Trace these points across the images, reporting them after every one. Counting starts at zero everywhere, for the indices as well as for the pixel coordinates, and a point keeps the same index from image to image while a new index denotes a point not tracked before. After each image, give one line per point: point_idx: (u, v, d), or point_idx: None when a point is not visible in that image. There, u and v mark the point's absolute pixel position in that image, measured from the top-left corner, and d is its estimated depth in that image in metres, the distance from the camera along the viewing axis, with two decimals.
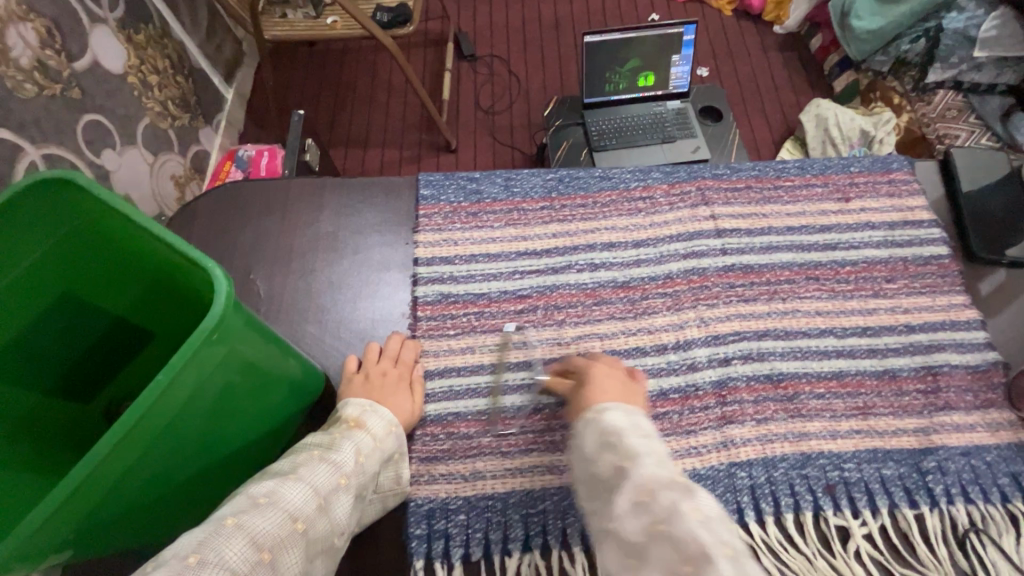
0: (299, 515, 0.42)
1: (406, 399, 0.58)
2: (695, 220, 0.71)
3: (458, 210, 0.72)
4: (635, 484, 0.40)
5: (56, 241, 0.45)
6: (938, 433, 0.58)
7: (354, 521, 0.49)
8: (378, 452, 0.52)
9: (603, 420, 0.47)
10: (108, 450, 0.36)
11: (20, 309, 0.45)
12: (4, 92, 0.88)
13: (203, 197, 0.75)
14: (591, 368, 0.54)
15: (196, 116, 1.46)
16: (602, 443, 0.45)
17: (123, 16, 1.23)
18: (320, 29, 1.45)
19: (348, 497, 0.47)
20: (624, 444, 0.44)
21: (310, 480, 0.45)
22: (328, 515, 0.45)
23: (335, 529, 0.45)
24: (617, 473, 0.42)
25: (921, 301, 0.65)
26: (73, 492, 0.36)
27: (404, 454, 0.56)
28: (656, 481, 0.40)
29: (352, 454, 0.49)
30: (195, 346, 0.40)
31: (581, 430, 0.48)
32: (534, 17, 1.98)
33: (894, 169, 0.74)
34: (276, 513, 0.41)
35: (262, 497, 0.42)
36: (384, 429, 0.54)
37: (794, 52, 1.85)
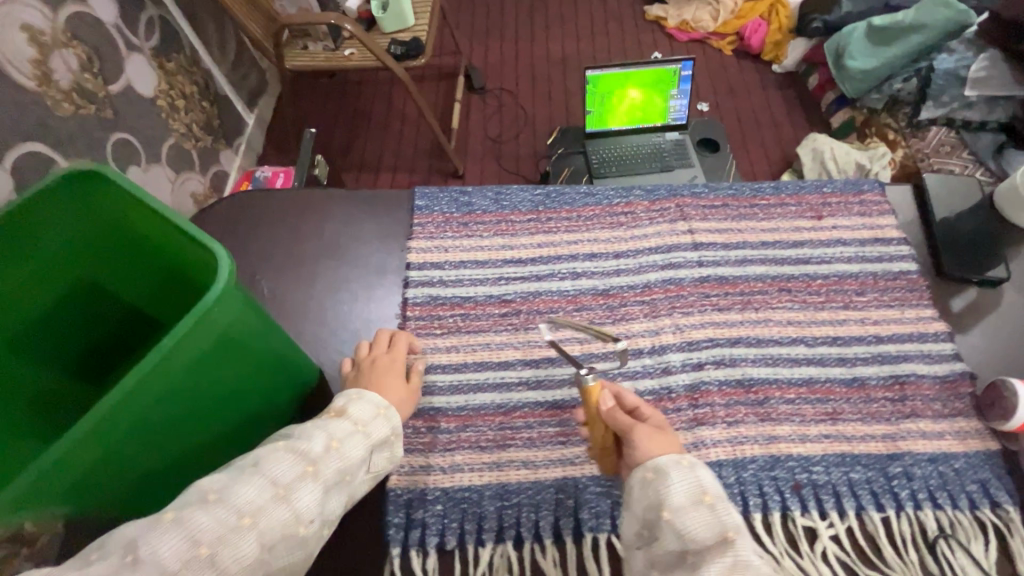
0: (247, 511, 0.41)
1: (392, 384, 0.58)
2: (673, 234, 0.74)
3: (450, 220, 0.76)
4: (733, 562, 0.44)
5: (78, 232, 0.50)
6: (905, 439, 0.60)
7: (334, 511, 0.47)
8: (362, 442, 0.50)
9: (701, 477, 0.49)
10: (109, 406, 0.40)
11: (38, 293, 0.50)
12: (43, 111, 0.97)
13: (219, 203, 0.81)
14: (663, 419, 0.56)
15: (218, 138, 1.56)
16: (696, 499, 0.48)
17: (158, 46, 1.34)
18: (337, 60, 1.55)
19: (315, 488, 0.45)
20: (723, 512, 0.47)
21: (270, 470, 0.44)
22: (292, 507, 0.43)
23: (299, 517, 0.44)
24: (716, 542, 0.46)
25: (890, 313, 0.68)
26: (77, 440, 0.39)
27: (400, 430, 0.55)
28: (754, 568, 0.44)
29: (322, 442, 0.48)
30: (199, 314, 0.43)
31: (668, 469, 0.49)
32: (543, 53, 2.09)
33: (865, 190, 0.77)
34: (220, 510, 0.41)
35: (210, 493, 0.42)
36: (371, 413, 0.53)
37: (792, 89, 1.96)
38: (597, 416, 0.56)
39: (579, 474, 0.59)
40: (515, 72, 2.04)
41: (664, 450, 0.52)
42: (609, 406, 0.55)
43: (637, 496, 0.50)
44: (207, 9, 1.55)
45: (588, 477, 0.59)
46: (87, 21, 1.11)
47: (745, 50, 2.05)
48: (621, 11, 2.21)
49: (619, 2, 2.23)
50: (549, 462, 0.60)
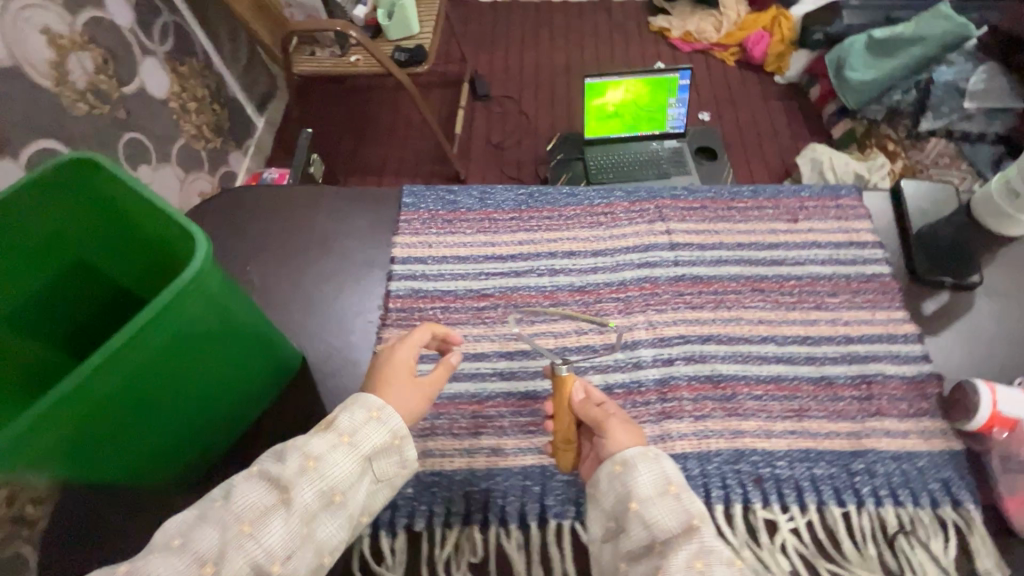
0: (207, 561, 0.43)
1: (396, 382, 0.56)
2: (651, 234, 0.76)
3: (435, 217, 0.79)
4: (694, 551, 0.46)
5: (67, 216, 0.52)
6: (869, 437, 0.61)
7: (323, 538, 0.48)
8: (347, 458, 0.50)
9: (667, 469, 0.52)
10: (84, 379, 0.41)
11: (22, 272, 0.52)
12: (59, 110, 1.02)
13: (217, 196, 0.83)
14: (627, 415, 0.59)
15: (227, 140, 1.61)
16: (660, 491, 0.50)
17: (172, 50, 1.39)
18: (343, 66, 1.60)
19: (284, 525, 0.46)
20: (688, 502, 0.50)
21: (236, 509, 0.45)
22: (258, 550, 0.44)
23: (269, 557, 0.45)
24: (682, 531, 0.48)
25: (861, 314, 0.69)
26: (51, 408, 0.41)
27: (401, 429, 0.53)
28: (716, 554, 0.46)
29: (297, 463, 0.48)
30: (174, 295, 0.45)
31: (635, 460, 0.52)
32: (547, 62, 2.13)
33: (842, 195, 0.79)
34: (180, 561, 0.42)
35: (174, 539, 0.44)
36: (363, 418, 0.52)
37: (792, 100, 1.98)
38: (567, 408, 0.58)
39: (547, 463, 0.61)
40: (518, 80, 2.08)
41: (631, 441, 0.54)
42: (582, 398, 0.58)
43: (606, 488, 0.52)
44: (220, 16, 1.61)
45: (555, 466, 0.61)
46: (103, 25, 1.16)
47: (748, 61, 2.07)
48: (626, 22, 2.24)
49: (624, 13, 2.27)
50: (518, 450, 0.62)
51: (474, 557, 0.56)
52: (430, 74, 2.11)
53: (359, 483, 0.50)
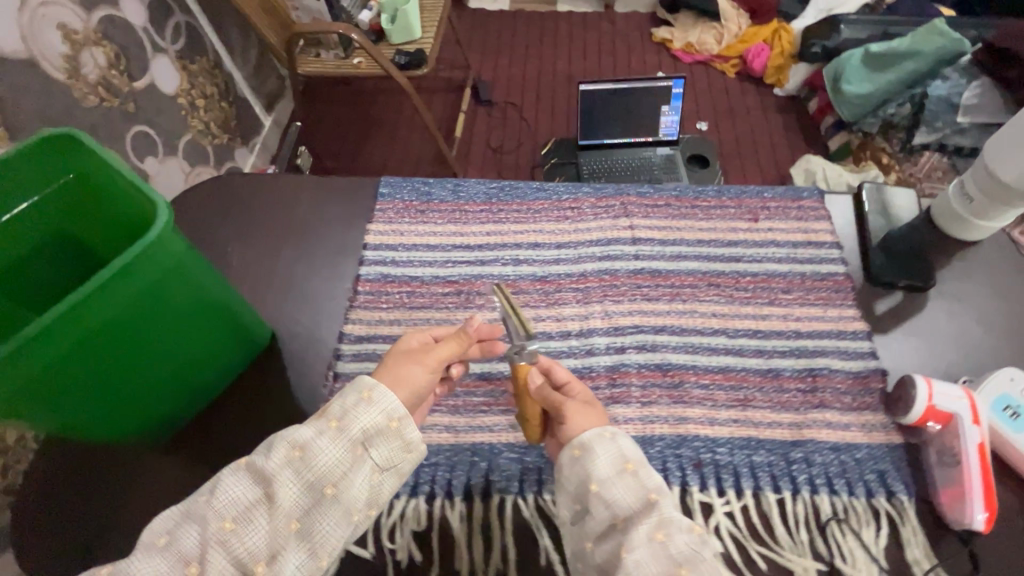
0: (191, 560, 0.45)
1: (396, 364, 0.56)
2: (615, 229, 0.79)
3: (409, 207, 0.83)
4: (658, 522, 0.47)
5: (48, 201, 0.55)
6: (810, 428, 0.62)
7: (317, 534, 0.48)
8: (335, 444, 0.50)
9: (621, 445, 0.53)
10: (43, 330, 0.45)
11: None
12: (70, 102, 1.07)
13: (204, 182, 0.87)
14: (591, 393, 0.60)
15: (234, 137, 1.67)
16: (620, 468, 0.52)
17: (183, 49, 1.45)
18: (346, 67, 1.66)
19: (268, 522, 0.47)
20: (646, 477, 0.51)
21: (218, 506, 0.46)
22: (240, 548, 0.45)
23: (253, 556, 0.45)
24: (641, 506, 0.49)
25: (813, 311, 0.70)
26: (11, 355, 0.44)
27: (396, 410, 0.53)
28: (675, 524, 0.47)
29: (281, 455, 0.48)
30: (134, 255, 0.48)
31: (592, 443, 0.53)
32: (549, 70, 2.17)
33: (804, 198, 0.81)
34: (162, 561, 0.45)
35: (161, 538, 0.46)
36: (355, 400, 0.52)
37: (790, 113, 2.00)
38: (527, 394, 0.57)
39: (496, 440, 0.63)
40: (520, 87, 2.13)
41: (589, 424, 0.55)
42: (539, 384, 0.57)
43: (569, 473, 0.53)
44: (232, 18, 1.68)
45: (504, 443, 0.63)
46: (117, 24, 1.22)
47: (748, 73, 2.10)
48: (629, 32, 2.28)
49: (627, 24, 2.31)
50: (470, 428, 0.64)
51: (419, 526, 0.58)
52: (434, 79, 2.16)
53: (354, 474, 0.50)
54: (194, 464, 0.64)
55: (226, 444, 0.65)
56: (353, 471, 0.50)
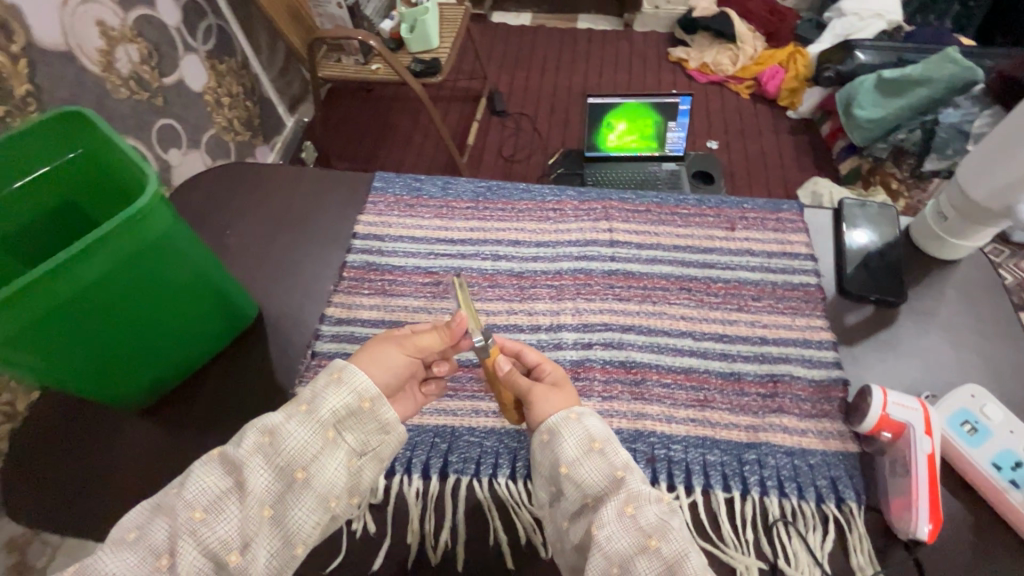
0: (161, 552, 0.45)
1: (378, 343, 0.57)
2: (594, 231, 0.81)
3: (399, 201, 0.87)
4: (626, 496, 0.49)
5: (55, 175, 0.61)
6: (766, 431, 0.63)
7: (291, 522, 0.49)
8: (304, 427, 0.51)
9: (587, 425, 0.54)
10: (31, 282, 0.49)
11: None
12: (103, 93, 1.13)
13: (209, 171, 0.92)
14: (561, 373, 0.60)
15: (256, 135, 1.74)
16: (586, 447, 0.52)
17: (213, 49, 1.53)
18: (366, 73, 1.72)
19: (239, 511, 0.47)
20: (614, 455, 0.52)
21: (188, 497, 0.47)
22: (211, 538, 0.46)
23: (225, 545, 0.46)
24: (609, 483, 0.51)
25: (780, 319, 0.72)
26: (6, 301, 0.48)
27: (367, 390, 0.54)
28: (644, 496, 0.49)
29: (249, 448, 0.49)
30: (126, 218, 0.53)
31: (559, 427, 0.54)
32: (565, 84, 2.21)
33: (783, 210, 0.82)
34: (130, 555, 0.45)
35: (131, 532, 0.46)
36: (325, 383, 0.53)
37: (801, 135, 2.00)
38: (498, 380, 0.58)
39: (458, 424, 0.66)
40: (535, 99, 2.18)
41: (557, 408, 0.56)
42: (507, 371, 0.57)
43: (541, 458, 0.54)
44: (261, 22, 1.76)
45: (466, 427, 0.65)
46: (152, 22, 1.29)
47: (762, 94, 2.10)
48: (646, 51, 2.31)
49: (645, 43, 2.34)
50: (435, 411, 0.67)
51: (376, 499, 0.61)
52: (452, 88, 2.22)
53: (326, 458, 0.51)
54: (173, 432, 0.67)
55: (206, 413, 0.68)
56: (325, 454, 0.51)
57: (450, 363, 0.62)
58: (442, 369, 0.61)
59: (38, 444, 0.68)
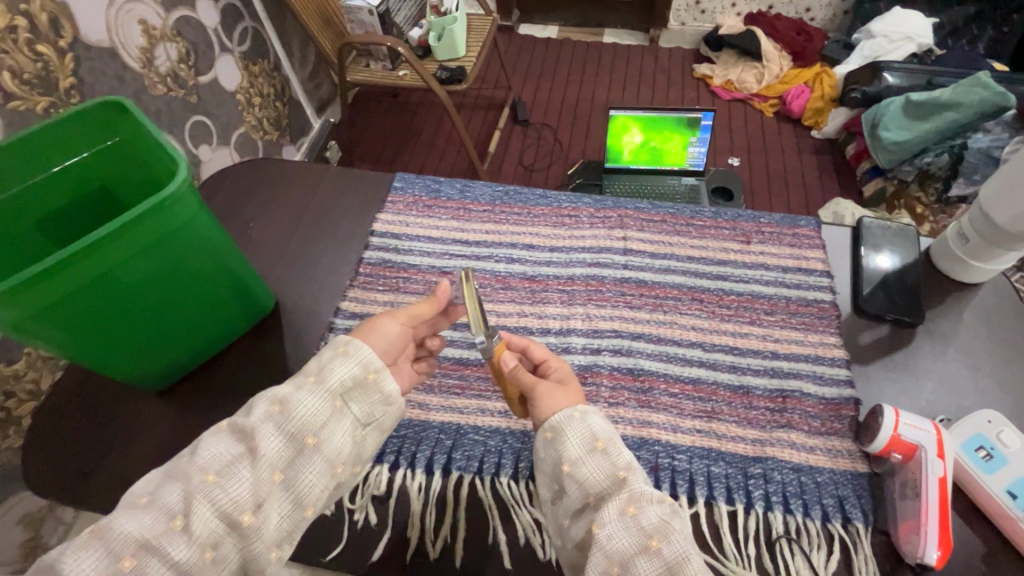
0: (176, 512, 0.45)
1: (375, 318, 0.59)
2: (608, 239, 0.82)
3: (417, 201, 0.89)
4: (629, 496, 0.49)
5: (91, 161, 0.63)
6: (773, 446, 0.63)
7: (301, 485, 0.51)
8: (314, 395, 0.52)
9: (591, 424, 0.54)
10: (64, 260, 0.50)
11: (29, 208, 0.61)
12: (141, 88, 1.18)
13: (235, 166, 0.95)
14: (567, 372, 0.61)
15: (284, 135, 1.79)
16: (589, 445, 0.53)
17: (247, 51, 1.58)
18: (392, 78, 1.75)
19: (252, 474, 0.48)
20: (617, 454, 0.52)
21: (201, 462, 0.48)
22: (224, 499, 0.47)
23: (238, 506, 0.47)
24: (612, 483, 0.51)
25: (793, 334, 0.71)
26: (41, 276, 0.50)
27: (372, 362, 0.55)
28: (647, 496, 0.49)
29: (262, 412, 0.51)
30: (157, 203, 0.55)
31: (563, 426, 0.54)
32: (587, 97, 2.23)
33: (800, 226, 0.82)
34: (146, 515, 0.45)
35: (143, 497, 0.46)
36: (331, 356, 0.55)
37: (825, 155, 1.98)
38: (503, 375, 0.59)
39: (463, 422, 0.66)
40: (558, 110, 2.20)
41: (562, 405, 0.56)
42: (513, 367, 0.58)
43: (543, 456, 0.55)
44: (295, 26, 1.82)
45: (471, 425, 0.66)
46: (191, 23, 1.34)
47: (786, 114, 2.09)
48: (671, 67, 2.32)
49: (670, 59, 2.36)
50: (441, 408, 0.68)
51: (378, 491, 0.62)
52: (476, 97, 2.26)
53: (334, 426, 0.53)
54: (187, 414, 0.69)
55: (222, 395, 0.70)
56: (333, 421, 0.53)
57: (439, 338, 0.66)
58: (434, 344, 0.66)
59: (61, 411, 0.71)
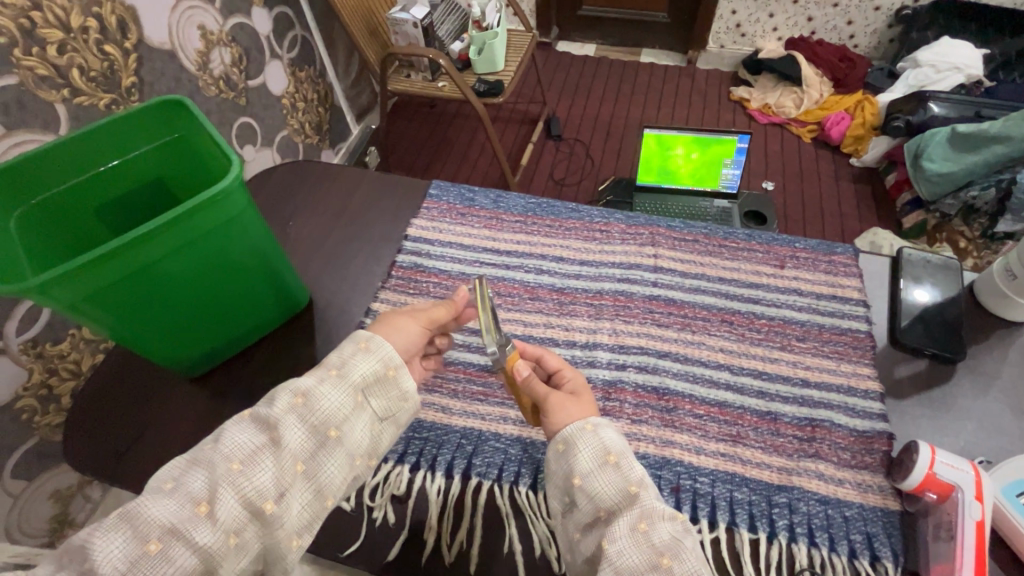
0: (201, 500, 0.46)
1: (393, 316, 0.61)
2: (638, 255, 0.82)
3: (452, 209, 0.90)
4: (641, 512, 0.49)
5: (151, 154, 0.67)
6: (799, 476, 0.61)
7: (323, 476, 0.52)
8: (336, 390, 0.54)
9: (604, 438, 0.54)
10: (121, 247, 0.53)
11: (90, 195, 0.65)
12: (195, 89, 1.23)
13: (279, 167, 0.99)
14: (580, 384, 0.61)
15: (324, 139, 1.85)
16: (602, 461, 0.52)
17: (295, 58, 1.64)
18: (432, 89, 1.80)
19: (273, 463, 0.49)
20: (629, 469, 0.52)
21: (225, 451, 0.49)
22: (248, 487, 0.48)
23: (261, 495, 0.48)
24: (624, 498, 0.50)
25: (825, 362, 0.70)
26: (98, 261, 0.52)
27: (392, 359, 0.57)
28: (659, 513, 0.49)
29: (285, 403, 0.52)
30: (209, 197, 0.57)
31: (574, 438, 0.54)
32: (622, 114, 2.24)
33: (837, 253, 0.81)
34: (171, 501, 0.46)
35: (167, 483, 0.48)
36: (352, 351, 0.57)
37: (864, 183, 1.94)
38: (516, 384, 0.59)
39: (485, 428, 0.67)
40: (591, 126, 2.21)
41: (573, 418, 0.56)
42: (527, 376, 0.58)
43: (555, 467, 0.54)
44: (341, 35, 1.89)
45: (492, 432, 0.66)
46: (246, 30, 1.40)
47: (825, 140, 2.06)
48: (707, 88, 2.31)
49: (707, 80, 2.35)
50: (463, 413, 0.68)
51: (398, 491, 0.62)
52: (511, 111, 2.29)
53: (355, 420, 0.54)
54: (218, 402, 0.71)
55: (253, 386, 0.72)
56: (354, 415, 0.54)
57: (449, 338, 0.67)
58: (443, 343, 0.67)
59: (100, 395, 0.74)
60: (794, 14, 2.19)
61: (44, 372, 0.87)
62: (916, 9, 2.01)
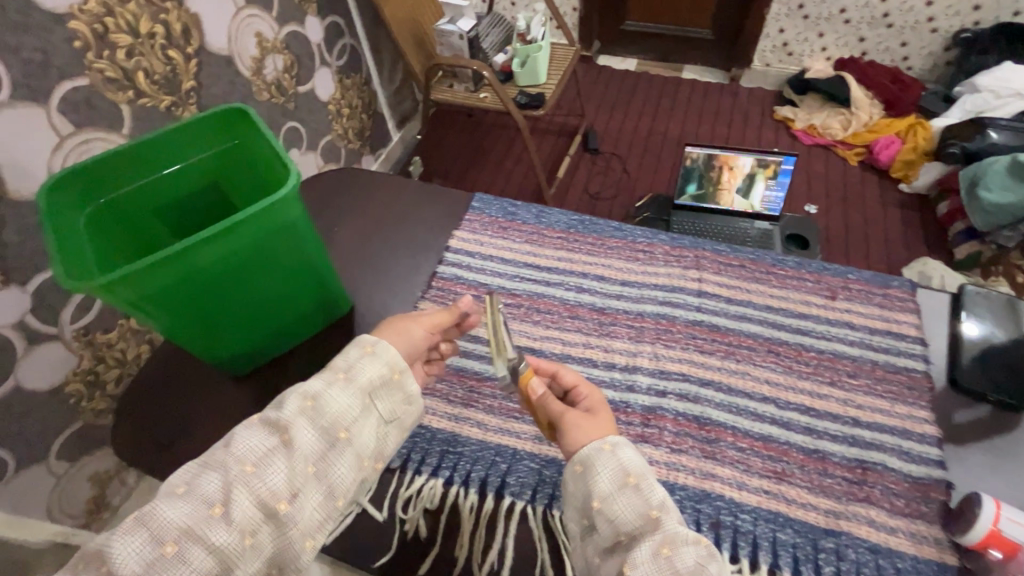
0: (214, 502, 0.47)
1: (399, 320, 0.62)
2: (682, 278, 0.80)
3: (493, 222, 0.91)
4: (663, 536, 0.47)
5: (209, 158, 0.69)
6: (848, 519, 0.58)
7: (333, 475, 0.52)
8: (345, 393, 0.54)
9: (626, 459, 0.52)
10: (183, 249, 0.55)
11: (151, 195, 0.68)
12: (248, 94, 1.27)
13: (326, 172, 1.01)
14: (598, 401, 0.60)
15: (365, 145, 1.89)
16: (621, 483, 0.51)
17: (343, 66, 1.69)
18: (473, 99, 1.82)
19: (286, 465, 0.50)
20: (650, 490, 0.51)
21: (238, 454, 0.49)
22: (261, 487, 0.48)
23: (274, 495, 0.48)
24: (645, 523, 0.49)
25: (878, 403, 0.67)
26: (161, 263, 0.54)
27: (398, 363, 0.58)
28: (682, 537, 0.47)
29: (293, 409, 0.52)
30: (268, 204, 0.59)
31: (593, 459, 0.53)
32: (660, 130, 2.22)
33: (892, 287, 0.78)
34: (185, 504, 0.46)
35: (179, 487, 0.48)
36: (358, 355, 0.57)
37: (914, 210, 1.86)
38: (532, 403, 0.58)
39: (520, 447, 0.66)
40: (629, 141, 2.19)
41: (589, 437, 0.55)
42: (542, 394, 0.57)
43: (573, 488, 0.53)
44: (387, 44, 1.93)
45: (528, 452, 0.66)
46: (299, 38, 1.45)
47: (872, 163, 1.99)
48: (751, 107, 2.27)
49: (751, 98, 2.31)
50: (499, 430, 0.68)
51: (430, 505, 0.62)
52: (550, 123, 2.30)
53: (363, 421, 0.55)
54: (254, 404, 0.73)
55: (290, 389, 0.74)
56: (363, 418, 0.55)
57: (452, 343, 0.68)
58: (447, 348, 0.67)
59: (137, 395, 0.76)
60: (845, 34, 2.13)
61: (93, 359, 0.91)
62: (976, 32, 1.93)
